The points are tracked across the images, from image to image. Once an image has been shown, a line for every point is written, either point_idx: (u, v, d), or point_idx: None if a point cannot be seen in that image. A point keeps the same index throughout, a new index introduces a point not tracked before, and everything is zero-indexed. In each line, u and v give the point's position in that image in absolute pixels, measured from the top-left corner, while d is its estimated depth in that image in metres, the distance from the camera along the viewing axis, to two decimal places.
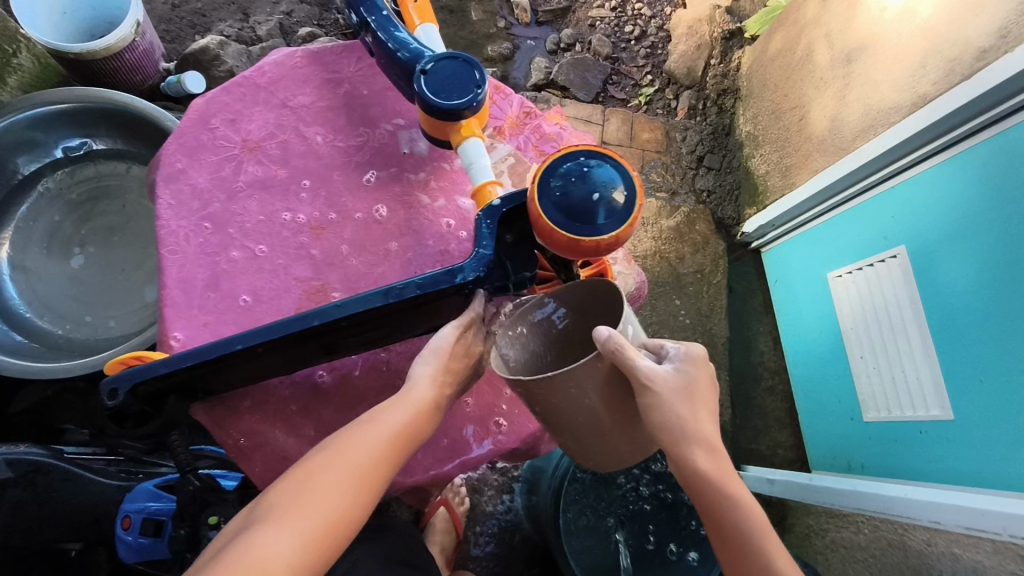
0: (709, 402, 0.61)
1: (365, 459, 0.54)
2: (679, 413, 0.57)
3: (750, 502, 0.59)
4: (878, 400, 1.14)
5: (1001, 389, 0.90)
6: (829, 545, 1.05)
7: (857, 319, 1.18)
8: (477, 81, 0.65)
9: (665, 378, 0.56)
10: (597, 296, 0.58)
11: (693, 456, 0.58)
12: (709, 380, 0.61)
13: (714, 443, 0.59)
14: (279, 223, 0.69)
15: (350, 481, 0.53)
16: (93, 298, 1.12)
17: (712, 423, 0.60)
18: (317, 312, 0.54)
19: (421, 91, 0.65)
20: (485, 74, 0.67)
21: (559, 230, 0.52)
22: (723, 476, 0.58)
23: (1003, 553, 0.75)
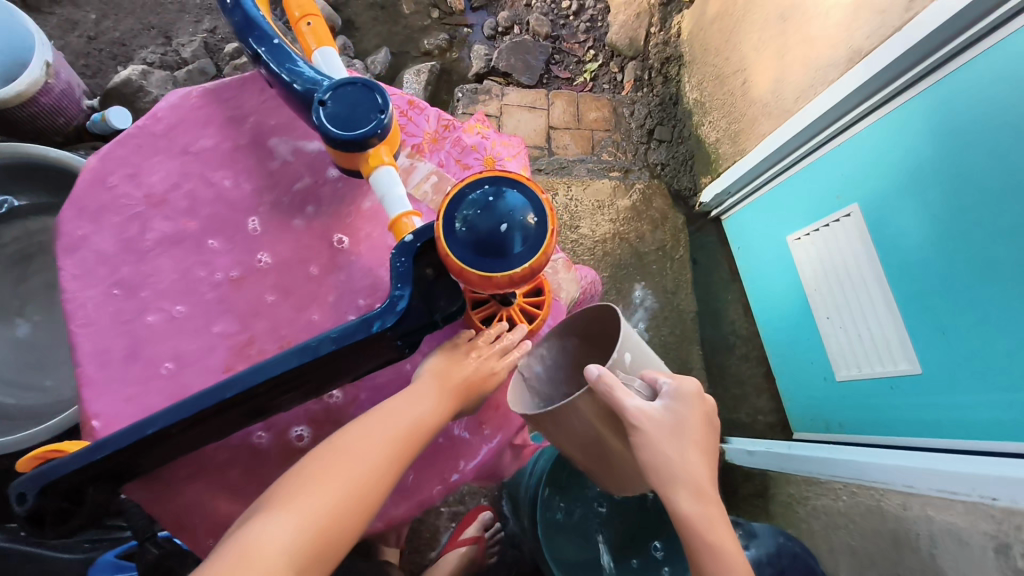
0: (704, 440, 0.64)
1: (371, 456, 0.55)
2: (668, 453, 0.60)
3: (735, 542, 0.61)
4: (848, 357, 1.13)
5: (963, 342, 0.90)
6: (811, 513, 1.04)
7: (820, 281, 1.17)
8: (380, 105, 0.62)
9: (652, 417, 0.59)
10: (602, 323, 0.66)
11: (679, 498, 0.60)
12: (701, 419, 0.64)
13: (703, 487, 0.61)
14: (196, 279, 0.65)
15: (360, 475, 0.54)
16: (42, 363, 1.08)
17: (704, 464, 0.62)
18: (230, 382, 0.51)
19: (321, 124, 0.61)
20: (387, 96, 0.63)
21: (469, 267, 0.49)
22: (710, 518, 0.60)
23: (974, 512, 0.74)
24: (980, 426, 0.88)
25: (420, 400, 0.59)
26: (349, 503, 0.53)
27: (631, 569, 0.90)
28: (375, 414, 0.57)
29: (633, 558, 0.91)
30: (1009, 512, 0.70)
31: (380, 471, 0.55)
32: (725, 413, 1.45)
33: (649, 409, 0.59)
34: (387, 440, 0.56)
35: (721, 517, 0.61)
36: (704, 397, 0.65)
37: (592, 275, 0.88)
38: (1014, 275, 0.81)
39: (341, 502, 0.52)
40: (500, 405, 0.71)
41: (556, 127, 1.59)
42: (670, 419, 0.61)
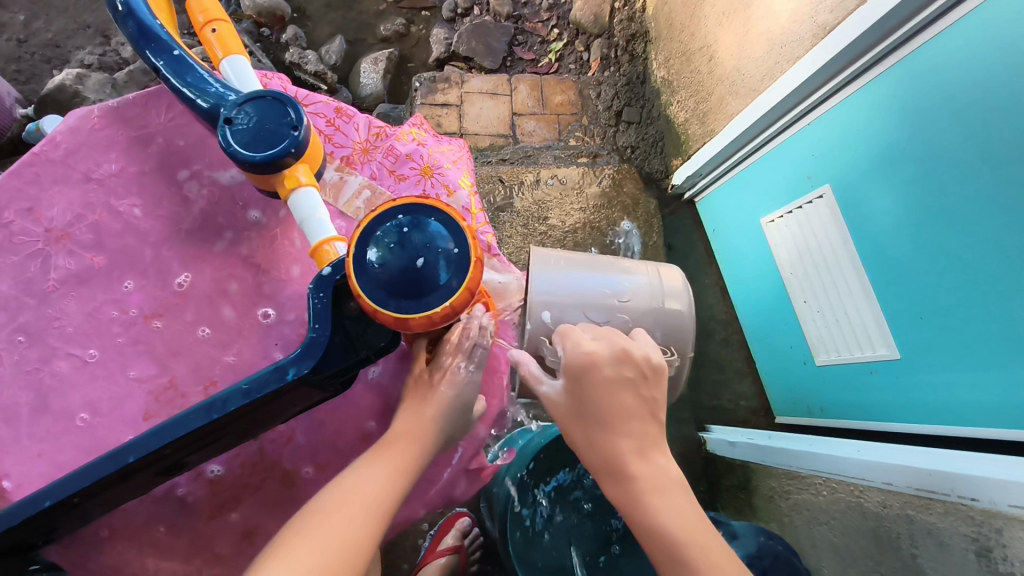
0: (617, 408, 0.58)
1: (361, 516, 0.48)
2: (575, 437, 0.60)
3: (667, 508, 0.55)
4: (826, 343, 1.09)
5: (937, 328, 0.86)
6: (792, 507, 1.02)
7: (795, 265, 1.13)
8: (292, 120, 0.56)
9: (552, 398, 0.61)
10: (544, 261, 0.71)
11: (601, 478, 0.59)
12: (604, 386, 0.58)
13: (615, 464, 0.57)
14: (106, 319, 0.60)
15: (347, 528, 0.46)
16: None
17: (616, 437, 0.58)
18: (131, 445, 0.46)
19: (226, 146, 0.56)
20: (302, 108, 0.58)
21: (383, 308, 0.44)
22: (635, 493, 0.56)
23: (953, 514, 0.72)
24: (957, 412, 0.86)
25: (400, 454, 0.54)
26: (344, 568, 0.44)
27: (613, 555, 0.89)
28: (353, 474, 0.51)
29: (615, 545, 0.90)
30: (987, 514, 0.67)
31: (372, 530, 0.48)
32: (705, 401, 1.41)
33: (554, 388, 0.61)
34: (379, 493, 0.50)
35: (652, 487, 0.56)
36: (608, 358, 0.59)
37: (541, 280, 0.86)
38: (986, 261, 0.77)
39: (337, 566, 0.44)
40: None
41: (520, 113, 1.52)
42: (569, 397, 0.60)
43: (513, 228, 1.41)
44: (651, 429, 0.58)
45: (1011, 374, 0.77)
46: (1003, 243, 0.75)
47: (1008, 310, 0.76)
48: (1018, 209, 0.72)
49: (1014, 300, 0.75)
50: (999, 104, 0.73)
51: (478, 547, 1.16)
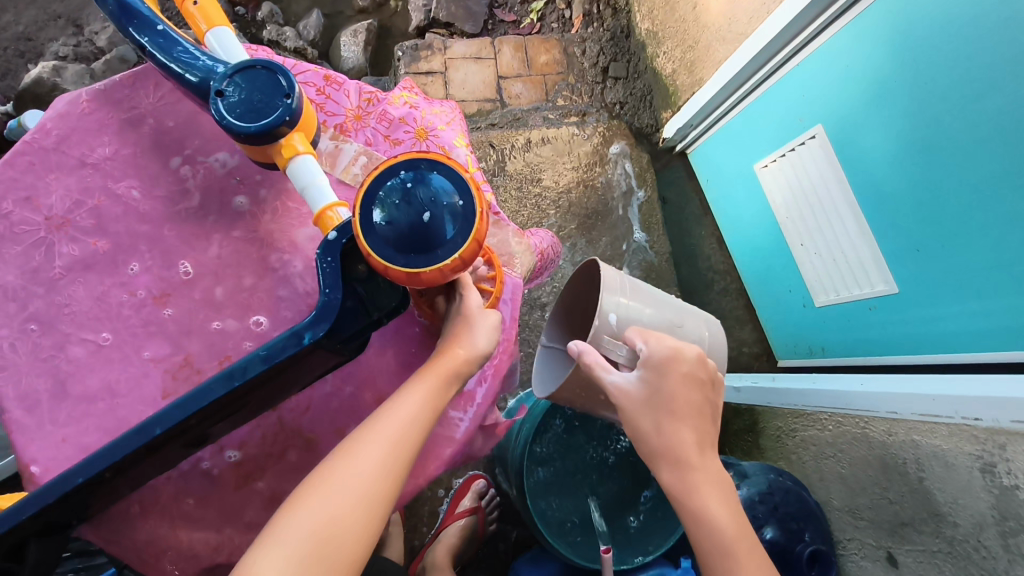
0: (689, 405, 0.61)
1: (385, 446, 0.53)
2: (642, 426, 0.61)
3: (720, 505, 0.60)
4: (825, 283, 1.10)
5: (936, 258, 0.87)
6: (799, 444, 1.04)
7: (790, 208, 1.13)
8: (284, 88, 0.56)
9: (626, 390, 0.61)
10: (592, 271, 0.76)
11: (658, 468, 0.61)
12: (682, 381, 0.61)
13: (682, 459, 0.60)
14: (116, 302, 0.60)
15: (369, 479, 0.52)
16: None
17: (684, 431, 0.61)
18: (156, 418, 0.47)
19: (219, 119, 0.55)
20: (292, 76, 0.57)
21: (394, 265, 0.45)
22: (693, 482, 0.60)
23: (958, 434, 0.74)
24: (960, 339, 0.87)
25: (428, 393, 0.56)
26: (371, 494, 0.51)
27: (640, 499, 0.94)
28: (391, 405, 0.55)
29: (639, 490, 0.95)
30: (991, 432, 0.70)
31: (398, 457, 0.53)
32: None
33: (626, 380, 0.61)
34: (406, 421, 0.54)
35: (705, 479, 0.60)
36: (688, 360, 0.62)
37: (543, 239, 0.86)
38: (981, 188, 0.78)
39: (355, 515, 0.51)
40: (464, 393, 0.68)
41: (505, 76, 1.50)
42: (645, 389, 0.61)
43: (508, 192, 1.41)
44: (707, 428, 0.62)
45: (1011, 296, 0.78)
46: (998, 168, 0.75)
47: (1005, 234, 0.77)
48: (1012, 131, 0.72)
49: (1010, 223, 0.76)
50: (988, 27, 0.72)
51: (496, 507, 1.19)
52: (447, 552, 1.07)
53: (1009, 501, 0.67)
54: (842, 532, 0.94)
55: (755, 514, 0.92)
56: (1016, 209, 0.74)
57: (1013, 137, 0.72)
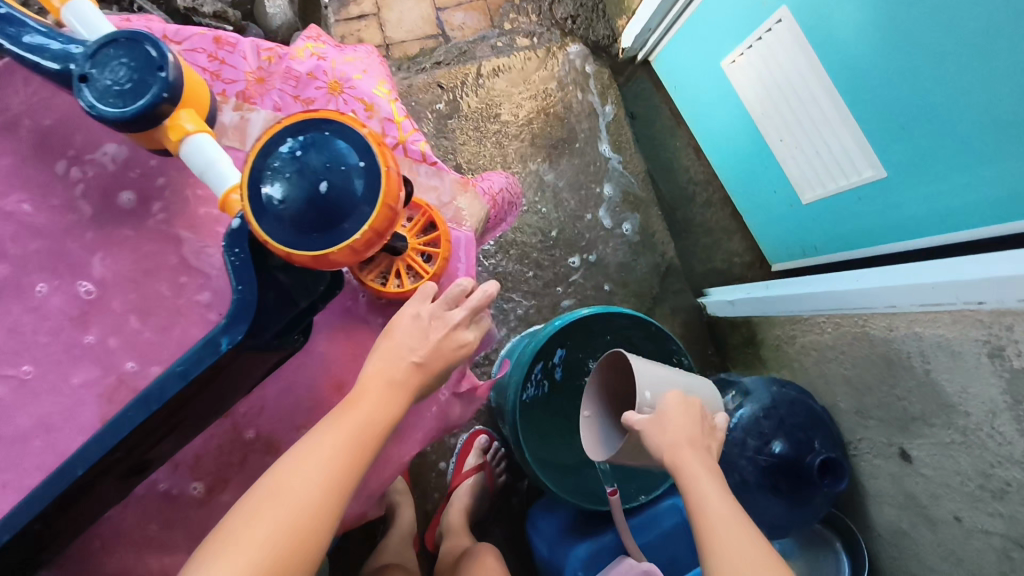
0: (686, 417, 0.66)
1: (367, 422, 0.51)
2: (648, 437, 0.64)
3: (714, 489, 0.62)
4: (810, 178, 1.03)
5: (925, 134, 0.80)
6: (800, 350, 1.00)
7: (764, 103, 1.04)
8: (155, 60, 0.49)
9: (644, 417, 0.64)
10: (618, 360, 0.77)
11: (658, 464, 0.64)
12: (681, 402, 0.67)
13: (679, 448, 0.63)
14: (29, 329, 0.54)
15: (314, 493, 0.48)
16: None
17: (682, 431, 0.65)
18: (78, 457, 0.42)
19: (89, 110, 0.48)
20: (163, 43, 0.50)
21: (296, 250, 0.38)
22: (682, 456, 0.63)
23: (962, 321, 0.70)
24: (960, 214, 0.82)
25: (383, 399, 0.52)
26: (348, 466, 0.50)
27: None
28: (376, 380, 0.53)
29: None
30: (997, 314, 0.66)
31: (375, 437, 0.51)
32: (698, 267, 1.37)
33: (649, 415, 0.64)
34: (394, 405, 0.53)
35: (698, 467, 0.63)
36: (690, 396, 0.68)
37: (500, 183, 0.79)
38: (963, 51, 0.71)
39: (325, 486, 0.48)
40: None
41: (444, 7, 1.38)
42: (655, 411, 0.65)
43: (465, 133, 1.31)
44: (705, 439, 0.67)
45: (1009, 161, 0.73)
46: (989, 26, 0.67)
47: (1002, 99, 0.69)
48: None
49: (1001, 84, 0.69)
50: None
51: (503, 460, 1.18)
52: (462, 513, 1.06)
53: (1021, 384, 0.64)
54: (852, 433, 0.92)
55: (760, 430, 0.90)
56: (1013, 68, 0.67)
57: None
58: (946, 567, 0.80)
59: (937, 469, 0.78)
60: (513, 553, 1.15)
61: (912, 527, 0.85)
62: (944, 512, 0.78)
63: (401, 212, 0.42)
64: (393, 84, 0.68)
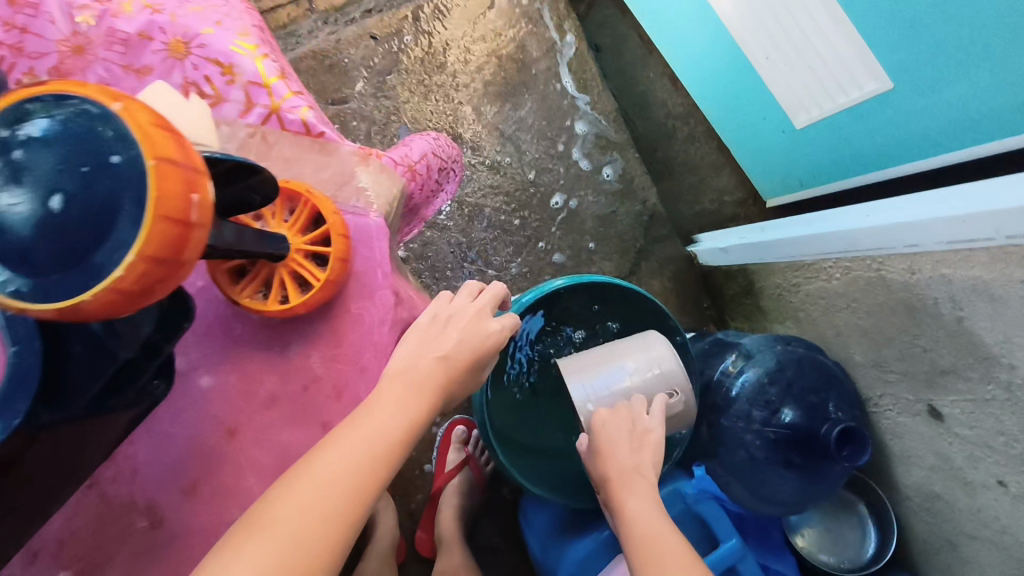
0: (614, 438, 0.63)
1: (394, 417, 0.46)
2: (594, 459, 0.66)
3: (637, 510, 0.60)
4: (802, 98, 0.88)
5: (943, 30, 0.65)
6: (806, 300, 0.88)
7: (742, 14, 0.87)
8: None
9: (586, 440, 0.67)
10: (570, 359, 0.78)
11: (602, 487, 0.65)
12: (608, 420, 0.64)
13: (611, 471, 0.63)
14: None
15: (337, 488, 0.42)
16: None
17: (614, 453, 0.63)
18: None
19: None
20: None
21: (36, 298, 0.29)
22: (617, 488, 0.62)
23: (1003, 260, 0.57)
24: (990, 121, 0.68)
25: (404, 399, 0.47)
26: (368, 458, 0.44)
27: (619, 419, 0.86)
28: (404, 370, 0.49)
29: None
30: None
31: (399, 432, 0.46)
32: (685, 212, 1.23)
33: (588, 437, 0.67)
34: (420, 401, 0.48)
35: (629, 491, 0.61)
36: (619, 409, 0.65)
37: (424, 141, 0.66)
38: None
39: (347, 483, 0.42)
40: (341, 391, 0.49)
41: None
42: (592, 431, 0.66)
43: (407, 90, 1.13)
44: (641, 456, 0.63)
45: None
46: None
47: None
48: None
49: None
50: None
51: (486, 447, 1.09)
52: (455, 516, 0.98)
53: None
54: (871, 389, 0.81)
55: (767, 398, 0.78)
56: None
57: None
58: (988, 535, 0.70)
59: (974, 428, 0.67)
60: (510, 545, 1.06)
61: (946, 490, 0.75)
62: (985, 476, 0.68)
63: (208, 212, 0.33)
64: (260, 31, 0.56)
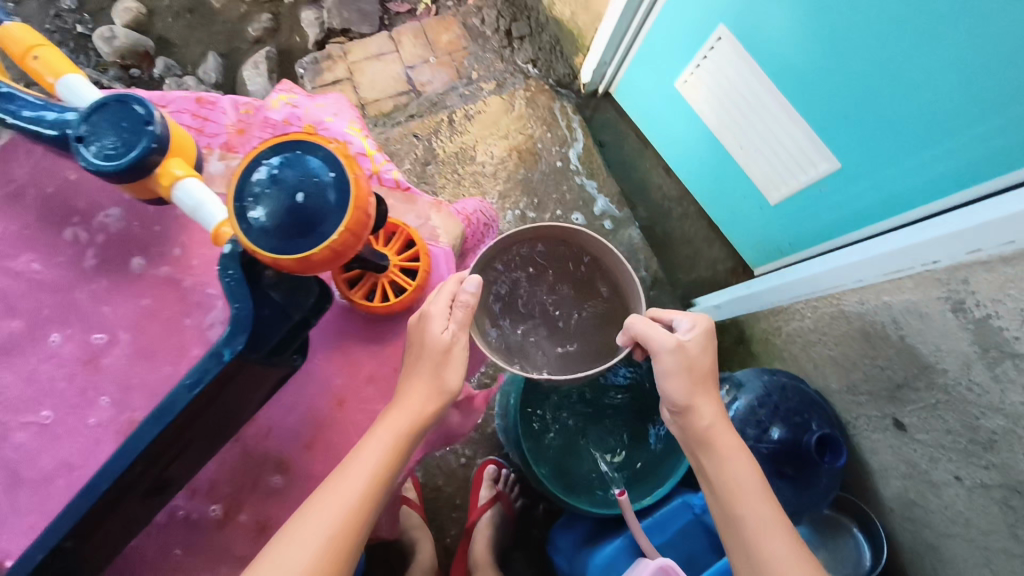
0: (704, 369, 0.66)
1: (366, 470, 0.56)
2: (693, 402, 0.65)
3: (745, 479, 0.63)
4: (773, 179, 1.08)
5: (869, 124, 0.86)
6: (787, 340, 1.03)
7: (719, 115, 1.10)
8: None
9: (681, 363, 0.64)
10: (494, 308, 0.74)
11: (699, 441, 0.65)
12: (701, 352, 0.66)
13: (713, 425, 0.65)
14: (48, 377, 0.60)
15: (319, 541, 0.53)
16: None
17: (710, 406, 0.65)
18: (102, 473, 0.47)
19: None
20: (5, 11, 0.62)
21: (282, 256, 0.43)
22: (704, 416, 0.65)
23: (923, 283, 0.74)
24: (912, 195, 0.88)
25: (371, 454, 0.57)
26: (347, 511, 0.54)
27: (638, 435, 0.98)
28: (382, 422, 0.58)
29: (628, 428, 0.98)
30: (952, 270, 0.70)
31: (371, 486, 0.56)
32: (683, 278, 1.40)
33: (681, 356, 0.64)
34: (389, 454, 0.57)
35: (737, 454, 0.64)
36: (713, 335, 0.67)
37: (480, 201, 0.89)
38: (891, 51, 0.77)
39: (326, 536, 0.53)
40: None
41: (412, 64, 1.45)
42: (688, 357, 0.65)
43: (444, 177, 1.38)
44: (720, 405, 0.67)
45: (956, 139, 0.77)
46: (903, 24, 0.73)
47: (933, 87, 0.75)
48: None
49: (944, 75, 0.73)
50: None
51: (516, 484, 1.19)
52: (487, 545, 1.09)
53: (985, 332, 0.67)
54: (847, 412, 0.94)
55: (758, 419, 0.92)
56: (934, 60, 0.73)
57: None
58: (958, 530, 0.79)
59: (929, 432, 0.79)
60: None
61: (919, 496, 0.85)
62: (945, 474, 0.79)
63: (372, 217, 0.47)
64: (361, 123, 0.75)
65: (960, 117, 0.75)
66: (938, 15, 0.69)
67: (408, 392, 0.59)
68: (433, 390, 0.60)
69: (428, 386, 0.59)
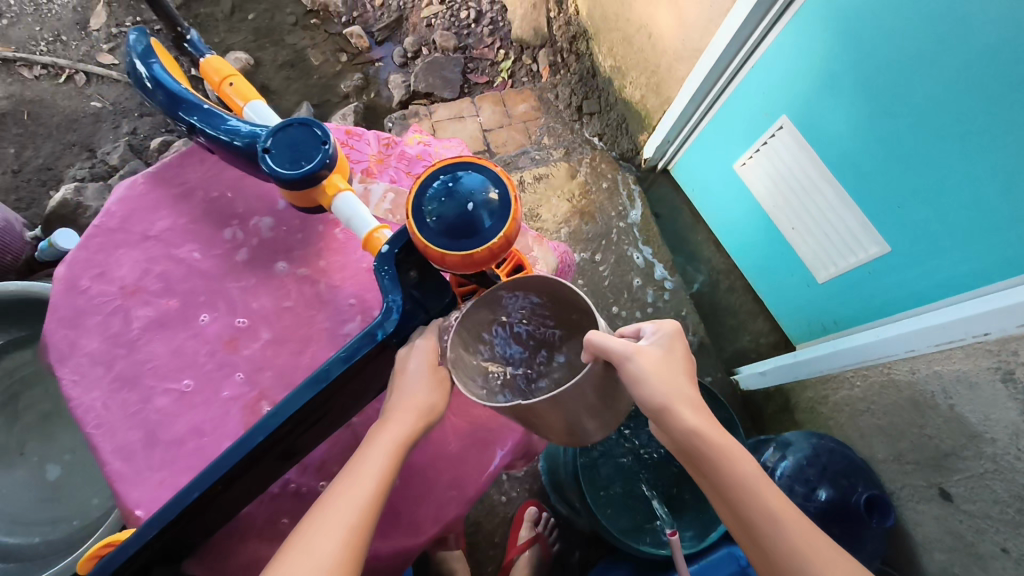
0: (675, 374, 0.59)
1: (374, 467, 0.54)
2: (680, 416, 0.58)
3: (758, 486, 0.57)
4: (823, 258, 1.15)
5: (918, 212, 0.94)
6: (834, 408, 1.08)
7: (773, 195, 1.19)
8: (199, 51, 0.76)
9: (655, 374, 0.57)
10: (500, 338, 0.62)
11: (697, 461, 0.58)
12: (666, 357, 0.59)
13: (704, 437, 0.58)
14: (192, 350, 0.68)
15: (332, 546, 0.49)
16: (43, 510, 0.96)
17: (697, 417, 0.58)
18: (260, 427, 0.55)
19: (161, 78, 0.71)
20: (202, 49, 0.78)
21: (450, 252, 0.54)
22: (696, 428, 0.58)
23: (974, 354, 0.80)
24: None
25: (376, 455, 0.54)
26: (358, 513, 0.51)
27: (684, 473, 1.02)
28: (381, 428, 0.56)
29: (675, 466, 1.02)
30: (1002, 342, 0.77)
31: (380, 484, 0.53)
32: (727, 348, 1.45)
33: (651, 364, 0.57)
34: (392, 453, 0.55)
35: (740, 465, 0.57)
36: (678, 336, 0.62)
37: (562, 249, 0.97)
38: (942, 147, 0.86)
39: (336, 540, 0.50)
40: None
41: (489, 128, 1.59)
42: (658, 365, 0.58)
43: None
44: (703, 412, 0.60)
45: (1004, 233, 0.83)
46: (957, 124, 0.83)
47: (979, 184, 0.83)
48: (960, 99, 0.81)
49: (990, 171, 0.81)
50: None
51: (554, 529, 1.21)
52: None
53: None
54: (893, 482, 0.96)
55: (806, 477, 0.95)
56: (982, 157, 0.82)
57: (971, 83, 0.79)
58: None
59: (976, 502, 0.82)
60: None
61: (964, 569, 0.85)
62: (992, 546, 0.80)
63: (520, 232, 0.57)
64: None
65: (1002, 217, 0.82)
66: (992, 116, 0.79)
67: (404, 395, 0.57)
68: (430, 397, 0.58)
69: (427, 393, 0.58)
